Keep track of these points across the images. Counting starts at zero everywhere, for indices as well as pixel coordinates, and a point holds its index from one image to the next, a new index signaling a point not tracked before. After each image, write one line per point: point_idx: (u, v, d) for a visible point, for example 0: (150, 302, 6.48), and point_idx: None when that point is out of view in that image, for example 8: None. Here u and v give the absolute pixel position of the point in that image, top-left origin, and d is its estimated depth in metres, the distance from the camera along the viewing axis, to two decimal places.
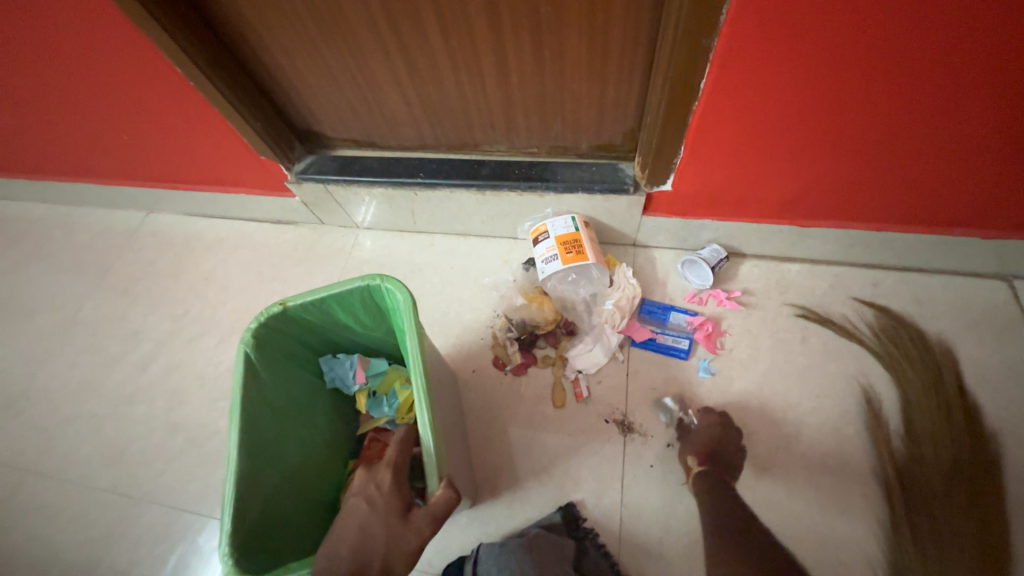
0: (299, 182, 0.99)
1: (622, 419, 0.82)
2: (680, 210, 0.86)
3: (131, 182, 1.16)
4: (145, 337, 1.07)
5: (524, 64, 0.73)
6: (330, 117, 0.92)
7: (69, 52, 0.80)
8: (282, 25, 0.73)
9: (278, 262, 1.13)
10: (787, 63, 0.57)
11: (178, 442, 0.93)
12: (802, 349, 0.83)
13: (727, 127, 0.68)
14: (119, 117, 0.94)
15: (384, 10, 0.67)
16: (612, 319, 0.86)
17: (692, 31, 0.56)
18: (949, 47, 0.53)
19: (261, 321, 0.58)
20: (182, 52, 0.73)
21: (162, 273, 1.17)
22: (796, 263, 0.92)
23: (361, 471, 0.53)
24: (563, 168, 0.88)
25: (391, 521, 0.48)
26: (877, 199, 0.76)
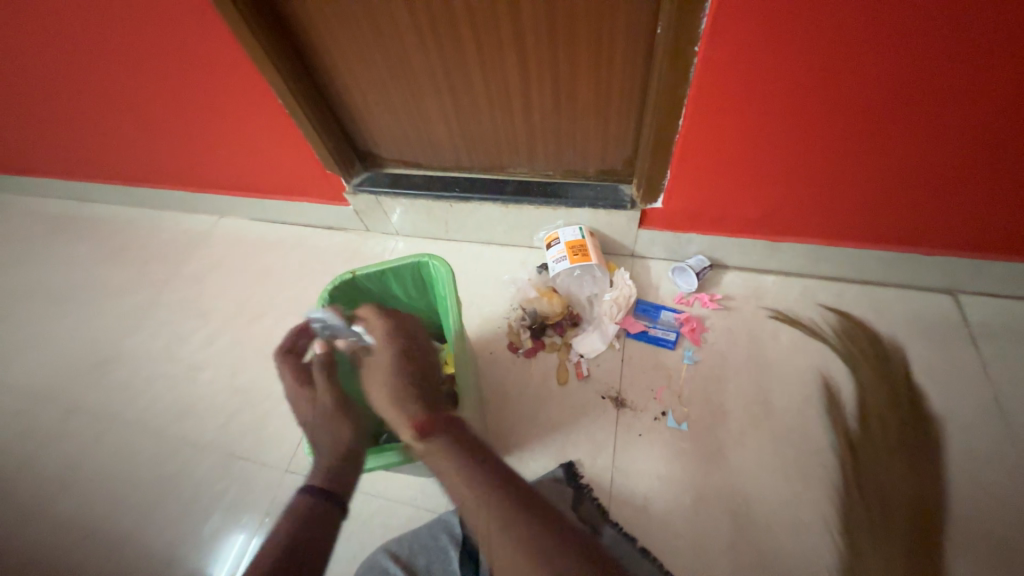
0: (355, 193, 1.21)
1: (616, 396, 0.96)
2: (670, 225, 1.04)
3: (215, 190, 1.40)
4: (214, 317, 1.27)
5: (544, 104, 0.94)
6: (387, 142, 1.14)
7: (196, 85, 1.05)
8: (363, 71, 0.97)
9: (329, 260, 1.33)
10: (742, 108, 0.77)
11: (239, 401, 1.10)
12: (773, 344, 0.97)
13: (702, 157, 0.87)
14: (220, 136, 1.18)
15: (442, 62, 0.90)
16: (610, 312, 1.02)
17: (670, 85, 0.76)
18: (860, 103, 0.72)
19: (336, 284, 0.77)
20: (287, 88, 0.97)
21: (230, 266, 1.38)
22: (770, 275, 1.07)
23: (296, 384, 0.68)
24: (573, 187, 1.07)
25: (348, 421, 0.64)
26: (831, 219, 0.93)
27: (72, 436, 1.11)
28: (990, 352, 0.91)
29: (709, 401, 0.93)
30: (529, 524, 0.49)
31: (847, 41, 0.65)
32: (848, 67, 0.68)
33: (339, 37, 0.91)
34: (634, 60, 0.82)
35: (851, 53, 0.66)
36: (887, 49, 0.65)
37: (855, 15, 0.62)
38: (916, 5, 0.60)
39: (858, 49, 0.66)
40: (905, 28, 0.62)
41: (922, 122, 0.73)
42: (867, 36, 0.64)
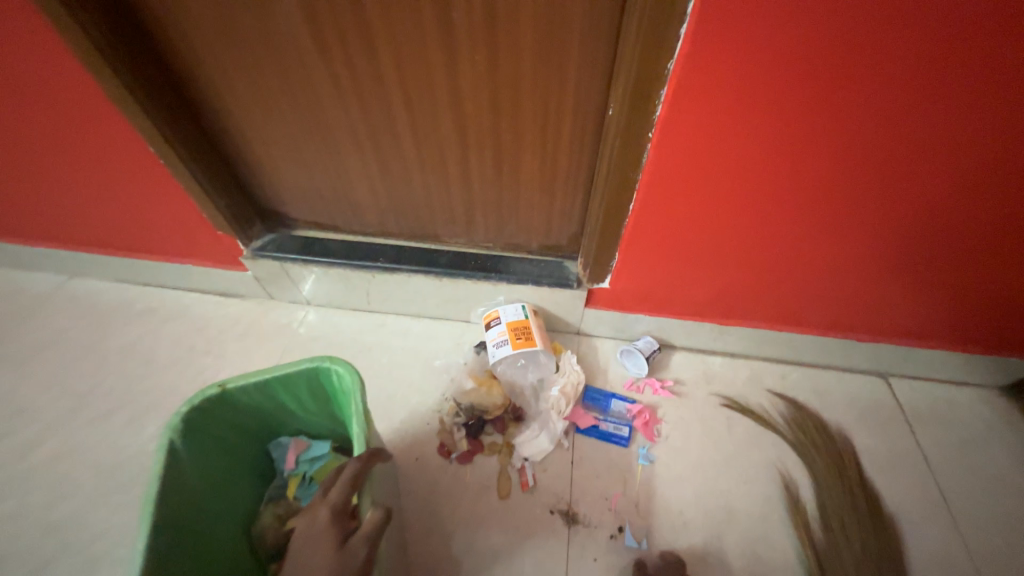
0: (254, 258, 1.00)
1: (566, 509, 0.82)
2: (617, 305, 0.96)
3: (63, 245, 1.10)
4: (33, 417, 0.95)
5: (485, 174, 0.84)
6: (297, 201, 0.96)
7: (33, 120, 0.82)
8: (268, 119, 0.81)
9: (215, 335, 1.08)
10: (693, 195, 0.73)
11: (53, 546, 0.79)
12: (727, 436, 0.91)
13: (653, 239, 0.81)
14: (69, 182, 0.93)
15: (366, 120, 0.78)
16: (557, 405, 0.89)
17: (622, 165, 0.70)
18: (809, 195, 0.71)
19: (193, 404, 0.56)
20: (163, 135, 0.78)
21: (73, 343, 1.07)
22: (717, 355, 1.03)
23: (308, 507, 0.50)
24: (515, 262, 0.96)
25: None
26: (774, 305, 0.91)
27: None
28: (925, 439, 0.92)
29: (668, 510, 0.82)
30: None
31: (800, 134, 0.63)
32: (795, 163, 0.67)
33: (236, 78, 0.75)
34: (582, 137, 0.76)
35: (803, 146, 0.65)
36: (837, 145, 0.64)
37: (809, 110, 0.60)
38: (858, 110, 0.60)
39: (804, 146, 0.65)
40: (855, 126, 0.62)
41: (864, 216, 0.73)
42: (819, 132, 0.63)
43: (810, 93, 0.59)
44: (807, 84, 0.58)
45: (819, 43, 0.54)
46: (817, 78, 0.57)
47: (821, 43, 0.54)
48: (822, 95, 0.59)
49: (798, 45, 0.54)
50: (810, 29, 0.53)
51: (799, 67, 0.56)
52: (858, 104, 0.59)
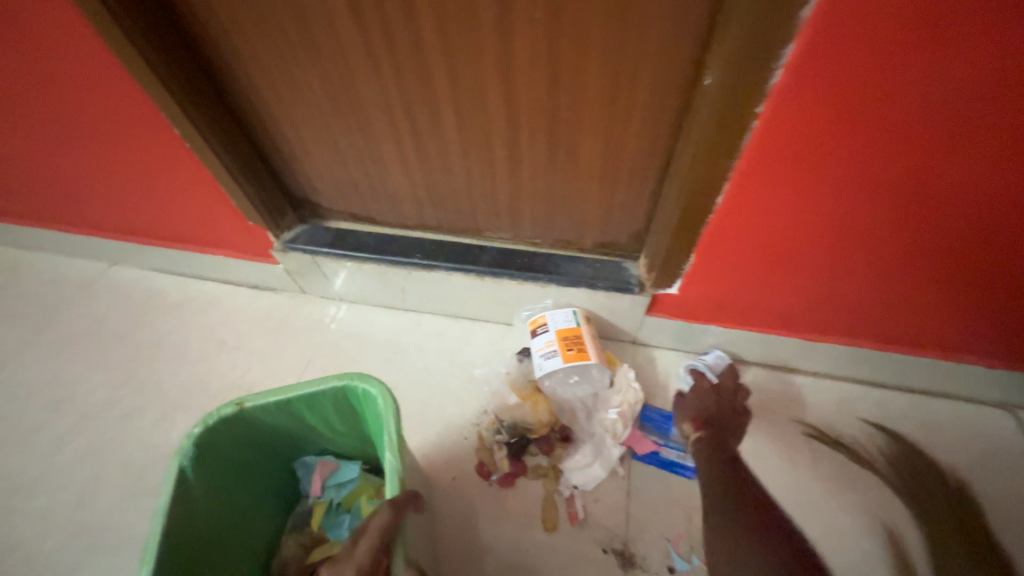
0: (285, 251, 0.93)
1: (621, 549, 0.71)
2: (684, 313, 0.83)
3: (100, 232, 1.08)
4: (69, 410, 0.94)
5: (536, 161, 0.73)
6: (329, 190, 0.89)
7: (61, 103, 0.78)
8: (295, 99, 0.72)
9: (246, 329, 1.03)
10: (800, 189, 0.59)
11: (77, 551, 0.78)
12: (812, 474, 0.77)
13: (739, 239, 0.67)
14: (99, 168, 0.89)
15: (403, 98, 0.67)
16: (611, 427, 0.78)
17: (712, 151, 0.57)
18: (964, 191, 0.54)
19: (206, 426, 0.49)
20: (185, 117, 0.70)
21: (110, 333, 1.06)
22: (799, 374, 0.88)
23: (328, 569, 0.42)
24: (565, 261, 0.85)
25: None
26: (881, 322, 0.75)
27: None
28: None
29: None
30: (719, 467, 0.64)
31: (971, 108, 0.47)
32: (952, 150, 0.51)
33: (260, 51, 0.66)
34: (659, 115, 0.63)
35: (971, 127, 0.48)
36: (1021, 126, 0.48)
37: (992, 77, 0.44)
38: None
39: (971, 128, 0.49)
40: None
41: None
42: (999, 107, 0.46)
43: (1000, 52, 0.43)
44: (999, 38, 0.42)
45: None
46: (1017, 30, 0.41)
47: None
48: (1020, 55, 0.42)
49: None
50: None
51: (992, 16, 0.41)
52: None
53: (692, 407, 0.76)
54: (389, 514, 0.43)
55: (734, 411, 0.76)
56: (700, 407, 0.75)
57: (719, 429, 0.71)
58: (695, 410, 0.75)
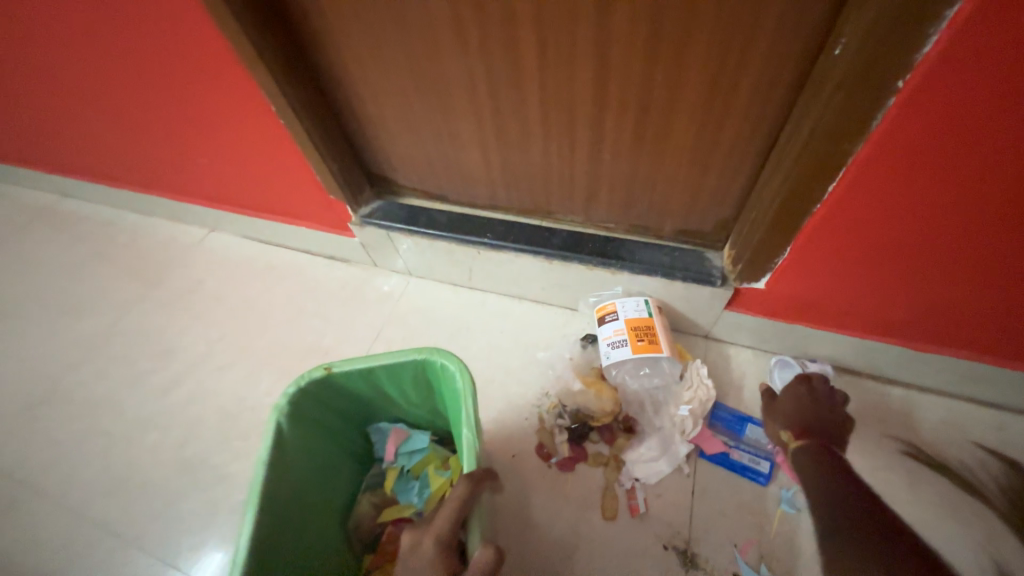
0: (362, 225, 0.97)
1: (683, 548, 0.69)
2: (769, 310, 0.77)
3: (202, 201, 1.19)
4: (176, 358, 1.06)
5: (620, 142, 0.69)
6: (405, 167, 0.90)
7: (176, 81, 0.85)
8: (380, 75, 0.73)
9: (322, 298, 1.10)
10: (938, 180, 0.50)
11: (184, 481, 0.87)
12: (910, 498, 0.70)
13: (847, 236, 0.60)
14: (204, 142, 0.97)
15: (486, 73, 0.66)
16: (680, 424, 0.76)
17: (833, 132, 0.50)
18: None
19: (300, 387, 0.53)
20: (280, 92, 0.74)
21: (209, 293, 1.17)
22: (898, 387, 0.79)
23: (408, 534, 0.43)
24: (640, 248, 0.81)
25: None
26: (1019, 338, 0.65)
27: None
28: None
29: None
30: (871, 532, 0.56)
31: None
32: None
33: (350, 27, 0.67)
34: (768, 92, 0.56)
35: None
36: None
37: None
38: None
39: None
40: None
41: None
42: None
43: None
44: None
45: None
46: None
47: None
48: None
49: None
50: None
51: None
52: None
53: (788, 410, 0.73)
54: (466, 487, 0.43)
55: (834, 411, 0.72)
56: (796, 409, 0.72)
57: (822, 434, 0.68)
58: (792, 414, 0.72)
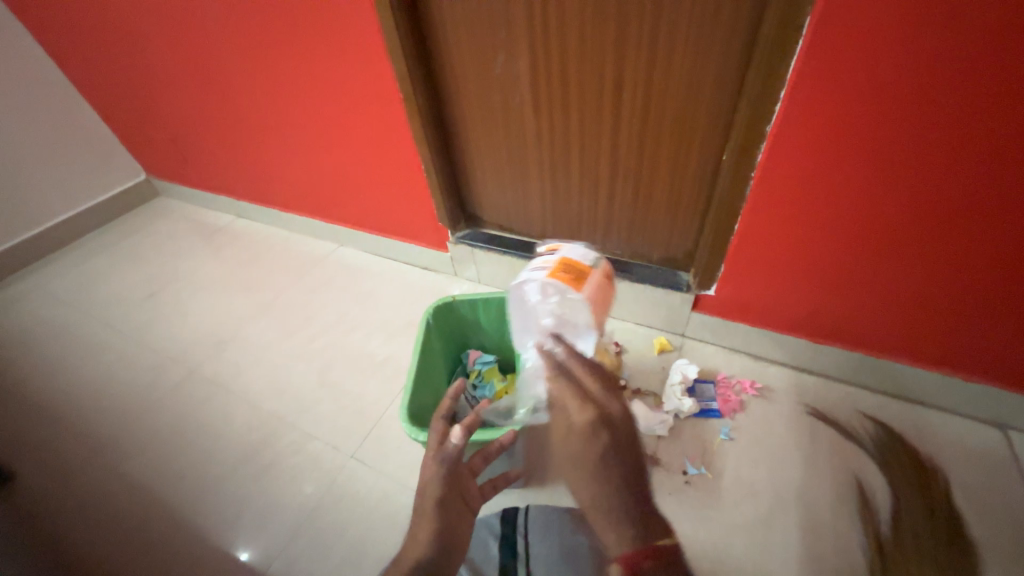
0: (456, 243, 1.48)
1: (651, 455, 1.04)
2: (720, 311, 1.18)
3: (343, 224, 1.76)
4: (315, 322, 1.56)
5: (625, 197, 1.17)
6: (490, 208, 1.42)
7: (362, 150, 1.43)
8: (488, 153, 1.27)
9: (418, 293, 1.59)
10: (788, 224, 0.94)
11: (322, 394, 1.33)
12: (809, 440, 1.04)
13: (755, 257, 1.03)
14: (364, 185, 1.55)
15: (549, 155, 1.18)
16: (674, 393, 1.12)
17: (730, 197, 0.95)
18: (910, 229, 0.84)
19: (439, 303, 1.00)
20: (429, 159, 1.28)
21: (338, 284, 1.69)
22: (813, 375, 1.16)
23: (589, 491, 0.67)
24: (638, 267, 1.27)
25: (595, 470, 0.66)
26: (873, 331, 1.02)
27: (190, 393, 1.41)
28: None
29: (740, 479, 0.99)
30: (786, 480, 0.98)
31: (880, 180, 0.81)
32: (879, 204, 0.84)
33: (478, 130, 1.23)
34: (703, 175, 1.05)
35: (900, 187, 0.80)
36: (935, 187, 0.78)
37: (904, 159, 0.77)
38: (928, 169, 0.76)
39: (886, 191, 0.82)
40: (931, 177, 0.77)
41: (974, 253, 0.82)
42: (913, 176, 0.78)
43: (897, 146, 0.76)
44: (896, 140, 0.76)
45: (906, 109, 0.72)
46: (903, 136, 0.75)
47: (903, 112, 0.73)
48: (894, 153, 0.77)
49: (885, 111, 0.73)
50: (893, 102, 0.72)
51: (887, 128, 0.75)
52: (931, 160, 0.75)
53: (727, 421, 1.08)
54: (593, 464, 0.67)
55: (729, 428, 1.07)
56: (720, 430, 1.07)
57: (764, 432, 1.06)
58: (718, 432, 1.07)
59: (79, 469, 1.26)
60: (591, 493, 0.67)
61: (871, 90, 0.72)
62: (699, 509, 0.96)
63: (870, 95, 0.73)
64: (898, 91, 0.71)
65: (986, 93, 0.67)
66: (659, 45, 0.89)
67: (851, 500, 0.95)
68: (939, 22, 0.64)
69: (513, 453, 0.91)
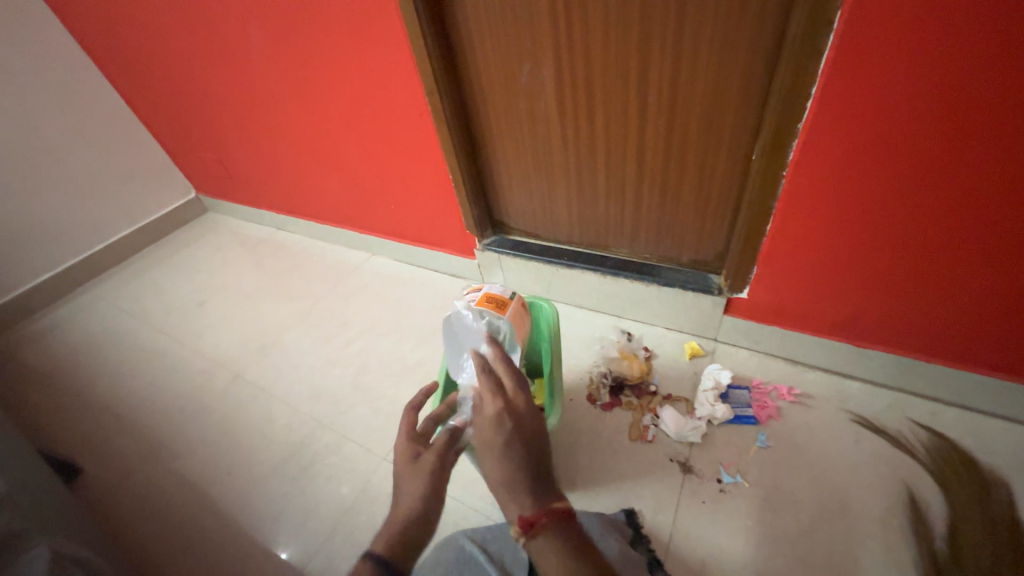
0: (483, 250, 1.50)
1: (684, 461, 1.02)
2: (754, 314, 1.14)
3: (376, 233, 1.83)
4: (350, 328, 1.62)
5: (652, 200, 1.17)
6: (517, 215, 1.44)
7: (394, 163, 1.49)
8: (514, 161, 1.29)
9: (448, 299, 1.63)
10: (824, 223, 0.91)
11: (357, 397, 1.38)
12: (854, 448, 0.99)
13: (789, 258, 1.00)
14: (395, 196, 1.60)
15: (575, 161, 1.19)
16: (706, 398, 1.09)
17: (761, 197, 0.93)
18: (958, 225, 0.80)
19: None
20: (457, 168, 1.32)
21: (371, 292, 1.76)
22: (857, 381, 1.10)
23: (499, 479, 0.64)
24: (666, 270, 1.25)
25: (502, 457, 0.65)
26: (923, 334, 0.97)
27: (236, 395, 1.50)
28: None
29: (779, 488, 0.95)
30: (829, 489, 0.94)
31: (922, 175, 0.77)
32: (923, 200, 0.80)
33: (504, 139, 1.26)
34: (733, 175, 1.03)
35: (945, 182, 0.76)
36: (985, 180, 0.74)
37: (948, 152, 0.73)
38: (976, 161, 0.73)
39: (930, 186, 0.78)
40: (980, 169, 0.73)
41: None
42: (959, 170, 0.74)
43: (940, 139, 0.73)
44: (938, 133, 0.72)
45: (948, 100, 0.69)
46: (946, 128, 0.71)
47: (947, 103, 0.69)
48: (937, 146, 0.74)
49: (925, 103, 0.71)
50: (934, 93, 0.69)
51: (927, 120, 0.72)
52: (979, 152, 0.72)
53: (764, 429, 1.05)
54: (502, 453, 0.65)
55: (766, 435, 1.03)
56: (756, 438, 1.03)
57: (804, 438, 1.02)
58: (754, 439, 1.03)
59: (137, 466, 1.35)
60: (499, 479, 0.64)
61: (909, 82, 0.70)
62: (734, 517, 0.93)
63: (908, 87, 0.70)
64: (940, 81, 0.68)
65: None
66: (684, 47, 0.90)
67: (903, 512, 0.89)
68: (979, 10, 0.61)
69: None
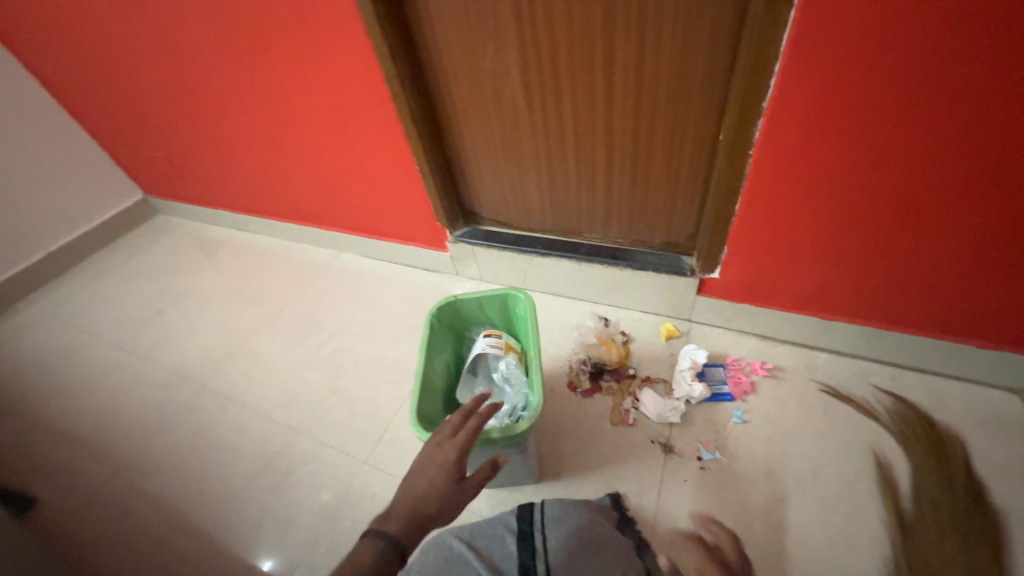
0: (455, 242, 1.47)
1: (665, 442, 1.04)
2: (726, 293, 1.16)
3: (342, 229, 1.76)
4: (321, 330, 1.56)
5: (623, 183, 1.16)
6: (487, 204, 1.41)
7: (356, 155, 1.42)
8: (482, 148, 1.26)
9: (422, 294, 1.59)
10: (789, 200, 0.92)
11: (333, 401, 1.34)
12: (823, 417, 1.03)
13: (758, 236, 1.01)
14: (360, 190, 1.54)
15: (544, 146, 1.17)
16: (684, 378, 1.11)
17: (729, 176, 0.93)
18: (915, 197, 0.82)
19: (442, 302, 0.99)
20: (422, 158, 1.27)
21: (341, 290, 1.70)
22: (824, 352, 1.14)
23: None
24: (639, 254, 1.26)
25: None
26: (883, 303, 1.00)
27: (203, 407, 1.42)
28: None
29: (755, 460, 0.98)
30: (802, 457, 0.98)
31: (881, 150, 0.79)
32: (882, 173, 0.82)
33: (470, 126, 1.21)
34: (700, 155, 1.03)
35: (903, 155, 0.78)
36: (939, 153, 0.76)
37: (906, 126, 0.75)
38: (931, 135, 0.74)
39: (889, 160, 0.80)
40: (934, 142, 0.75)
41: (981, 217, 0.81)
42: (915, 143, 0.76)
43: (898, 113, 0.74)
44: (895, 108, 0.74)
45: (906, 75, 0.70)
46: (904, 102, 0.73)
47: (902, 79, 0.70)
48: (895, 120, 0.75)
49: (883, 79, 0.71)
50: (891, 68, 0.70)
51: (885, 96, 0.73)
52: (933, 125, 0.73)
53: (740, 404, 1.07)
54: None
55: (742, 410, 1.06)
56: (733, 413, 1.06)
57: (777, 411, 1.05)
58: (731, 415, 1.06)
59: (100, 489, 1.27)
60: None
61: (869, 58, 0.70)
62: (715, 490, 0.96)
63: (868, 64, 0.71)
64: (899, 54, 0.68)
65: (989, 52, 0.64)
66: (648, 27, 0.87)
67: (869, 474, 0.94)
68: None
69: (526, 449, 0.91)
